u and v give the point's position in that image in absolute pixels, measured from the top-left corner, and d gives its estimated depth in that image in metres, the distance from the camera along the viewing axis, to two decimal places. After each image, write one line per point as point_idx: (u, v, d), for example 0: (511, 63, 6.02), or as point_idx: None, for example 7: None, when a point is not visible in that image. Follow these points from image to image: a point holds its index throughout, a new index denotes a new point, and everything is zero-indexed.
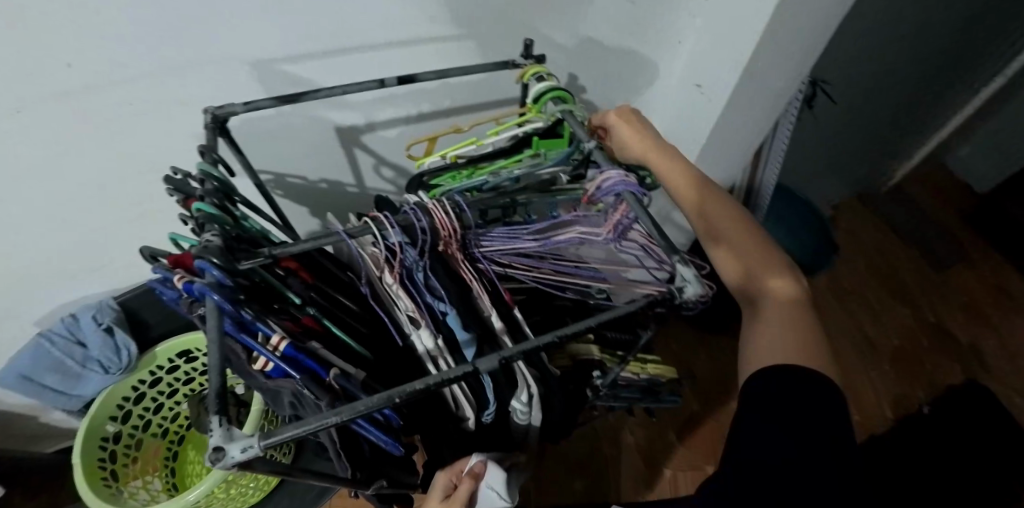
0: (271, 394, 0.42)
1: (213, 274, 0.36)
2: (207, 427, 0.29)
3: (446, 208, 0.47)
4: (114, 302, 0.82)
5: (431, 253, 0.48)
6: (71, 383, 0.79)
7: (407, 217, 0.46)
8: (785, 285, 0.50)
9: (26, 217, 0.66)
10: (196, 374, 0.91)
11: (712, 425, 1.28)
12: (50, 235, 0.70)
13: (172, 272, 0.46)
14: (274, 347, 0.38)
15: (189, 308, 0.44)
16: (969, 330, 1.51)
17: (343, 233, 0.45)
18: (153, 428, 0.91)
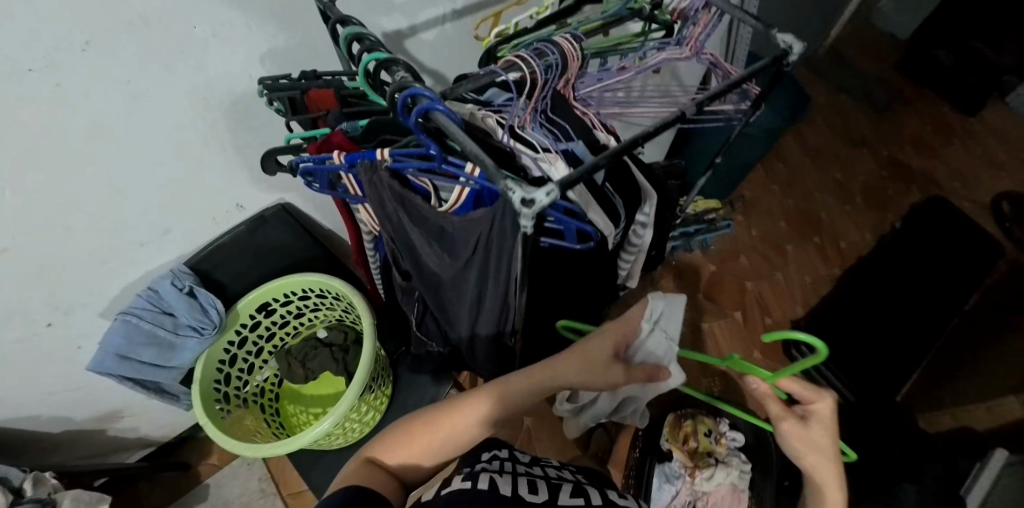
0: (468, 227, 0.51)
1: (428, 97, 0.43)
2: (505, 187, 0.36)
3: (569, 40, 0.56)
4: (187, 268, 0.81)
5: (552, 92, 0.59)
6: (167, 354, 0.79)
7: (542, 50, 0.54)
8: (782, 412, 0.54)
9: (97, 187, 0.65)
10: (275, 328, 0.93)
11: (729, 280, 1.43)
12: (119, 206, 0.69)
13: (331, 150, 0.52)
14: (470, 174, 0.48)
15: (369, 175, 0.50)
16: (919, 158, 1.72)
17: (502, 70, 0.53)
18: (251, 389, 0.93)
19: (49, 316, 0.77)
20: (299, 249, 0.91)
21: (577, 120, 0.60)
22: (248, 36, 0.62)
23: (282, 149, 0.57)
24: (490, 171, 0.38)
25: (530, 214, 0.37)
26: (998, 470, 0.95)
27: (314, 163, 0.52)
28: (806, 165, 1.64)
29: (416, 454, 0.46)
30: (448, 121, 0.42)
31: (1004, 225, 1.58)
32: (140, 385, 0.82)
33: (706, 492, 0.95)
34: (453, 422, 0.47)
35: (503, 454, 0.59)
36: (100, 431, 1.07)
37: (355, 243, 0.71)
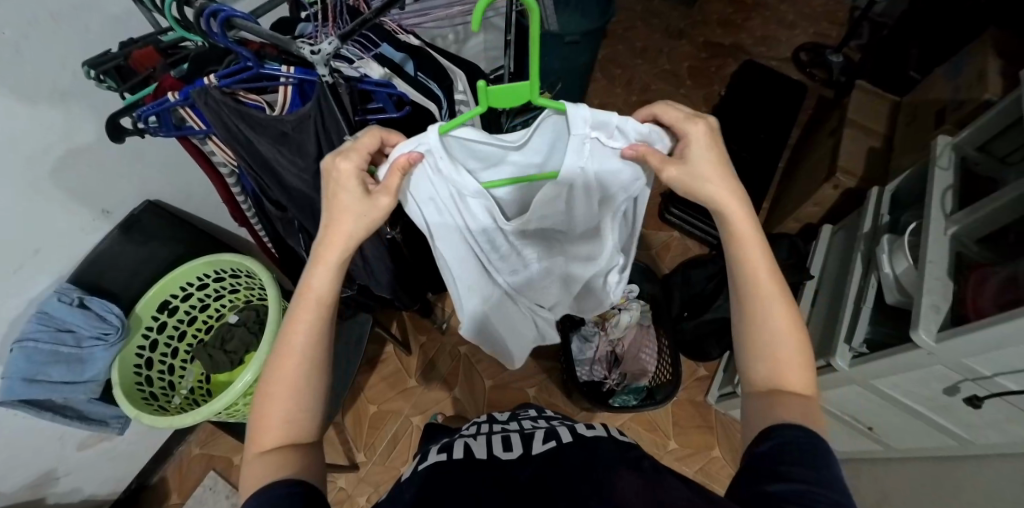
0: (301, 122, 0.60)
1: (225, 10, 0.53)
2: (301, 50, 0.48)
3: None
4: (69, 284, 0.81)
5: (343, 7, 0.68)
6: (79, 368, 0.80)
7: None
8: (793, 353, 0.46)
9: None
10: (185, 326, 0.96)
11: None
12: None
13: (169, 92, 0.59)
14: (286, 71, 0.57)
15: (207, 101, 0.57)
16: (728, 36, 2.00)
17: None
18: (181, 387, 0.95)
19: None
20: (185, 238, 0.95)
21: (379, 27, 0.71)
22: (56, 32, 0.65)
23: (123, 111, 0.62)
24: (282, 41, 0.50)
25: (320, 60, 0.50)
26: (826, 240, 1.19)
27: (151, 106, 0.59)
28: (638, 64, 1.90)
29: (283, 407, 0.44)
30: (248, 23, 0.53)
31: (806, 70, 1.88)
32: (61, 415, 0.81)
33: (619, 337, 1.13)
34: (291, 364, 0.44)
35: (482, 421, 0.73)
36: (39, 502, 1.00)
37: (229, 201, 0.76)
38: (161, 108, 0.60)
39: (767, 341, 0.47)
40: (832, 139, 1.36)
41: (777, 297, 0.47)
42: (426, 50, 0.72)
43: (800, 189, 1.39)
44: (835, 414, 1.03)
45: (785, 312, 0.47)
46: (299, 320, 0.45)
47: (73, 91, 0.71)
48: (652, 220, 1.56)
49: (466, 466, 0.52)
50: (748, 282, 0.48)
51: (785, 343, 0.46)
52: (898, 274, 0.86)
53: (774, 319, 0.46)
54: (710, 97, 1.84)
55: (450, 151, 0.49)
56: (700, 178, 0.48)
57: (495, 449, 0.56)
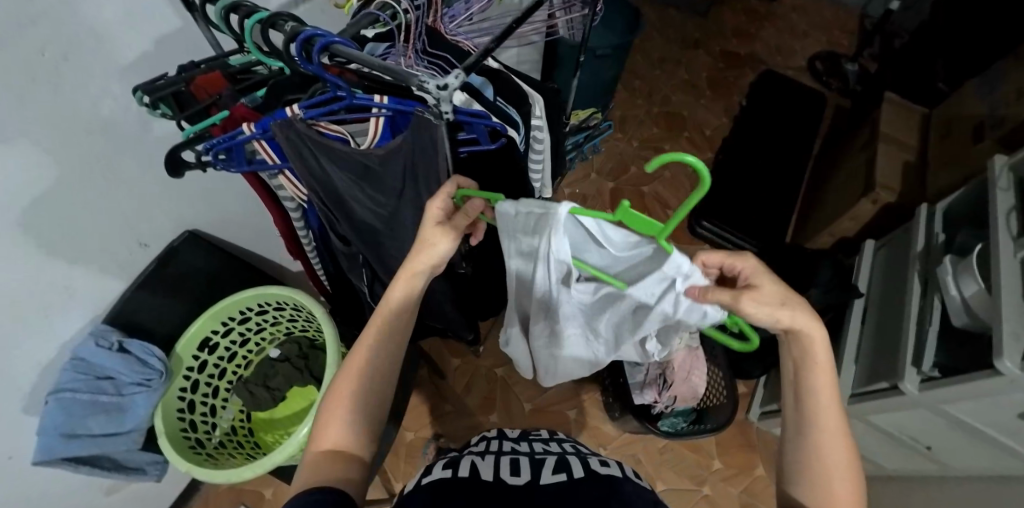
0: (393, 157, 0.55)
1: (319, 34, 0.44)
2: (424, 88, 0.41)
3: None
4: (107, 326, 0.75)
5: (425, 26, 0.64)
6: (119, 418, 0.73)
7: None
8: (847, 490, 0.41)
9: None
10: (224, 363, 0.89)
11: (632, 192, 1.61)
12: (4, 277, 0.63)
13: (242, 123, 0.52)
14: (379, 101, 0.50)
15: (294, 134, 0.52)
16: (743, 45, 2.00)
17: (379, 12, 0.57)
18: (223, 429, 0.88)
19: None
20: (225, 269, 0.90)
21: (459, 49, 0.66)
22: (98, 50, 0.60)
23: (184, 142, 0.55)
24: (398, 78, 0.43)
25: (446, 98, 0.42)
26: (869, 257, 1.18)
27: (223, 138, 0.52)
28: (657, 74, 1.89)
29: (345, 415, 0.46)
30: (346, 49, 0.45)
31: (823, 79, 1.89)
32: (99, 467, 0.74)
33: (669, 359, 1.09)
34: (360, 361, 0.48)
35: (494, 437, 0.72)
36: None
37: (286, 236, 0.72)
38: (235, 141, 0.53)
39: (817, 462, 0.42)
40: (865, 153, 1.36)
41: (837, 423, 0.42)
42: (505, 73, 0.68)
43: (834, 203, 1.39)
44: (890, 434, 1.02)
45: (843, 445, 0.42)
46: (380, 326, 0.49)
47: (115, 117, 0.65)
48: (682, 234, 1.55)
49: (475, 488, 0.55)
50: (811, 400, 0.43)
51: (839, 477, 0.41)
52: (965, 298, 0.85)
53: (831, 445, 0.42)
54: (730, 108, 1.83)
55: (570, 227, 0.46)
56: (785, 302, 0.42)
57: (504, 470, 0.59)
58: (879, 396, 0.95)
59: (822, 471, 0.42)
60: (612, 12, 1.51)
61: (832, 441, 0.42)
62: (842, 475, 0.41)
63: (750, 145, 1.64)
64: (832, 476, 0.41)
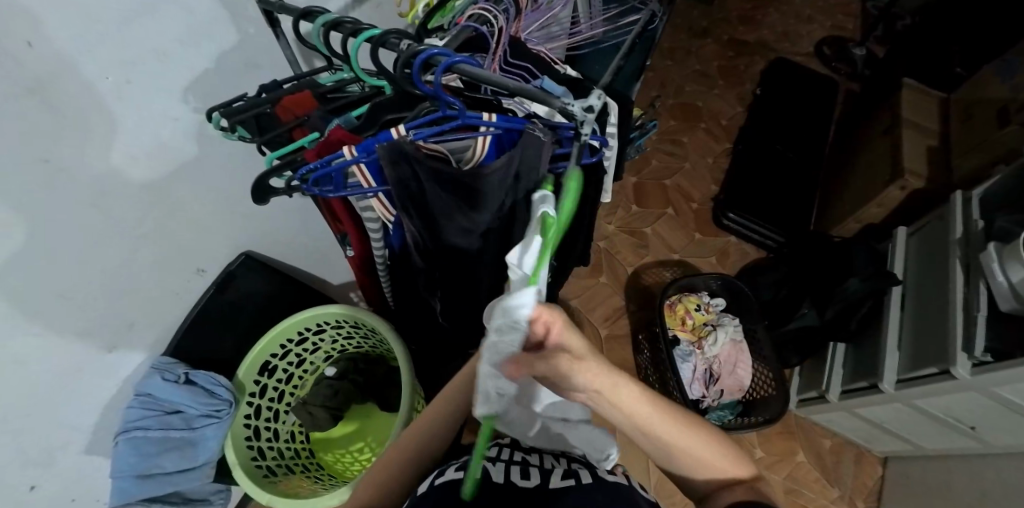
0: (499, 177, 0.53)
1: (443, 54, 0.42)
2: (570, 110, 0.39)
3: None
4: (171, 358, 0.72)
5: (509, 37, 0.61)
6: (190, 453, 0.70)
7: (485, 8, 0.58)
8: None
9: (26, 300, 0.56)
10: (283, 385, 0.87)
11: (655, 185, 1.61)
12: (59, 315, 0.60)
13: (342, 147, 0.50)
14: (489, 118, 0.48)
15: (400, 158, 0.49)
16: (751, 33, 2.01)
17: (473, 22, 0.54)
18: (287, 453, 0.86)
19: (15, 470, 0.62)
20: (278, 290, 0.87)
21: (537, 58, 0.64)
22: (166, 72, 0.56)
23: (273, 168, 0.53)
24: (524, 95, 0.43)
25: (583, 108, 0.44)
26: (903, 244, 1.20)
27: (321, 163, 0.50)
28: (670, 65, 1.88)
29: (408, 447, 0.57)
30: (470, 69, 0.43)
31: (832, 65, 1.91)
32: (163, 502, 0.70)
33: (715, 354, 1.12)
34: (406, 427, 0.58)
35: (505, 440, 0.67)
36: None
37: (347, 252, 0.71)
38: (332, 167, 0.51)
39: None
40: (888, 140, 1.38)
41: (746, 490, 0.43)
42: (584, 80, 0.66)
43: (858, 190, 1.41)
44: (934, 416, 1.04)
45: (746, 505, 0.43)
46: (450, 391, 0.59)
47: (174, 139, 0.62)
48: (707, 226, 1.56)
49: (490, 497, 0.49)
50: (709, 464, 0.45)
51: None
52: (1013, 282, 0.87)
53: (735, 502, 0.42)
54: (743, 96, 1.84)
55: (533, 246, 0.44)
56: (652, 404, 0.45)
57: (512, 475, 0.53)
58: (927, 380, 0.97)
59: None
60: None
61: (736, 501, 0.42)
62: None
63: (768, 134, 1.65)
64: None
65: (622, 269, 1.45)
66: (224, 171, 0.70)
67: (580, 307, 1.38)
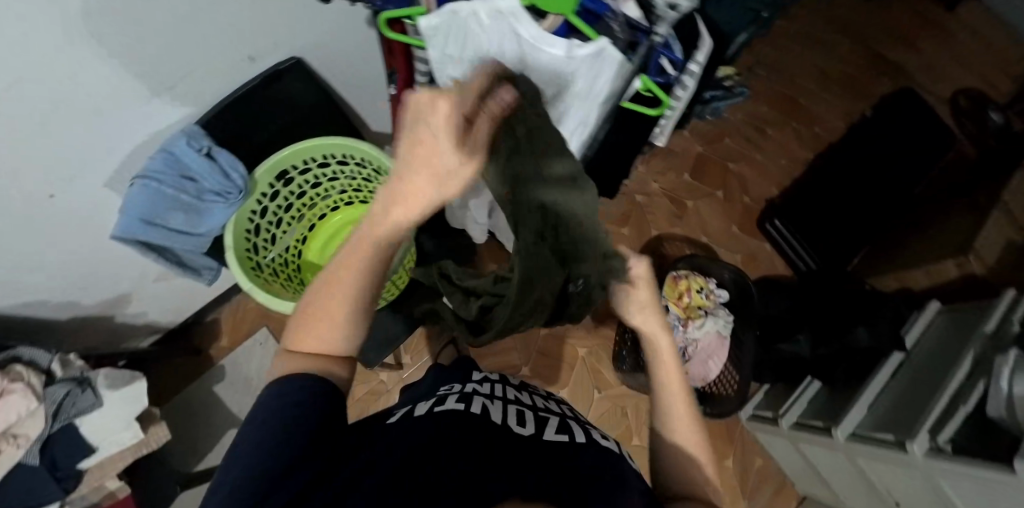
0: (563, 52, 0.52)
1: None
2: None
3: None
4: (198, 126, 0.74)
5: None
6: (194, 220, 0.76)
7: None
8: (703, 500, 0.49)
9: (103, 42, 0.56)
10: (294, 200, 0.90)
11: (718, 164, 1.52)
12: (129, 61, 0.61)
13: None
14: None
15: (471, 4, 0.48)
16: (896, 50, 1.78)
17: None
18: (280, 260, 0.91)
19: (48, 182, 0.68)
20: (316, 107, 0.87)
21: None
22: None
23: None
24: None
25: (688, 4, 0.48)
26: (928, 316, 1.15)
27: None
28: (792, 50, 1.70)
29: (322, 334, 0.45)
30: None
31: (959, 119, 1.72)
32: (163, 257, 0.78)
33: (696, 338, 1.15)
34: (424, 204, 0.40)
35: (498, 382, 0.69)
36: (108, 318, 0.98)
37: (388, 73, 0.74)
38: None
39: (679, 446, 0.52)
40: (972, 213, 1.27)
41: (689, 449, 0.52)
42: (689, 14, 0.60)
43: (914, 251, 1.32)
44: (867, 479, 1.05)
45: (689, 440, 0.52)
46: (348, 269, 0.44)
47: None
48: (748, 224, 1.50)
49: (474, 427, 0.51)
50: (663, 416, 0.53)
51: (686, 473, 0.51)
52: (1013, 392, 0.83)
53: (686, 438, 0.52)
54: (851, 111, 1.68)
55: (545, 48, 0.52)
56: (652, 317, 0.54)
57: (508, 419, 0.57)
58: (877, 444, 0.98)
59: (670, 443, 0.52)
60: None
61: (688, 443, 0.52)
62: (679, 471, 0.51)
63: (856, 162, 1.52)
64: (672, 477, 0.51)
65: (645, 231, 1.43)
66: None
67: None
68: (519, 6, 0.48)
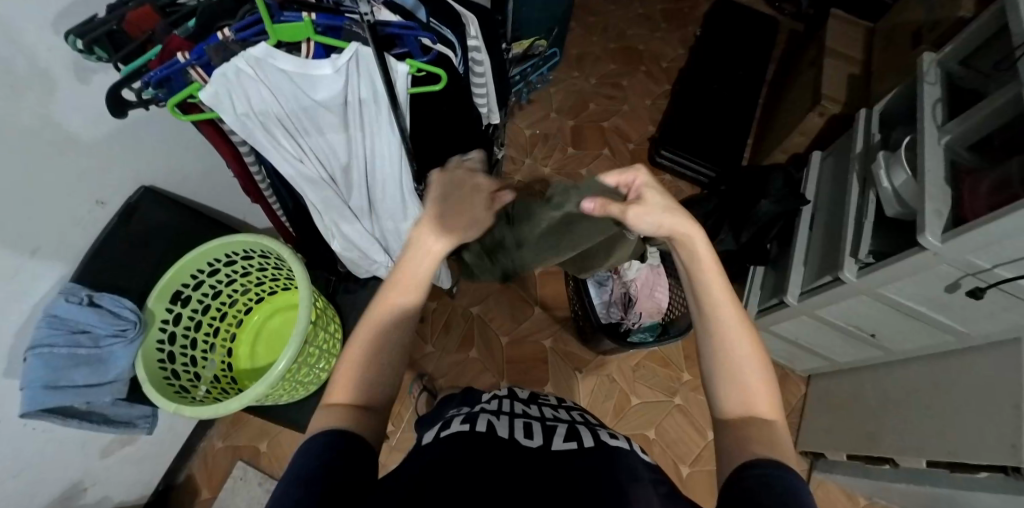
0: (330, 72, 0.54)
1: None
2: None
3: None
4: (72, 283, 0.77)
5: None
6: (101, 369, 0.76)
7: None
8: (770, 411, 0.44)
9: None
10: (200, 315, 0.91)
11: (593, 127, 1.62)
12: None
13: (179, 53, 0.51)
14: (309, 15, 0.50)
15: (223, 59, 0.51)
16: None
17: None
18: (207, 377, 0.92)
19: None
20: (187, 224, 0.90)
21: None
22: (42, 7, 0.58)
23: (120, 82, 0.55)
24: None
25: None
26: (817, 165, 1.23)
27: (156, 70, 0.50)
28: (612, 9, 1.87)
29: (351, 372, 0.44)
30: None
31: (775, 5, 1.92)
32: (87, 419, 0.78)
33: (632, 279, 1.15)
34: (415, 280, 0.48)
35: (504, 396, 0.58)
36: None
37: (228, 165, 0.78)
38: (169, 71, 0.51)
39: (740, 373, 0.46)
40: (813, 70, 1.40)
41: (753, 374, 0.46)
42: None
43: (785, 121, 1.43)
44: (839, 327, 1.08)
45: (756, 372, 0.46)
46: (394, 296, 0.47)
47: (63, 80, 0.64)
48: (643, 164, 1.59)
49: (486, 449, 0.41)
50: (718, 350, 0.47)
51: (749, 399, 0.45)
52: (896, 187, 0.89)
53: (743, 358, 0.46)
54: (685, 37, 1.84)
55: (316, 78, 0.55)
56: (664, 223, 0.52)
57: (513, 432, 0.45)
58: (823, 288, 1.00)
59: (725, 371, 0.46)
60: None
61: (747, 367, 0.46)
62: (743, 404, 0.45)
63: (706, 73, 1.66)
64: (731, 401, 0.45)
65: None
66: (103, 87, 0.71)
67: None
68: (266, 47, 0.50)
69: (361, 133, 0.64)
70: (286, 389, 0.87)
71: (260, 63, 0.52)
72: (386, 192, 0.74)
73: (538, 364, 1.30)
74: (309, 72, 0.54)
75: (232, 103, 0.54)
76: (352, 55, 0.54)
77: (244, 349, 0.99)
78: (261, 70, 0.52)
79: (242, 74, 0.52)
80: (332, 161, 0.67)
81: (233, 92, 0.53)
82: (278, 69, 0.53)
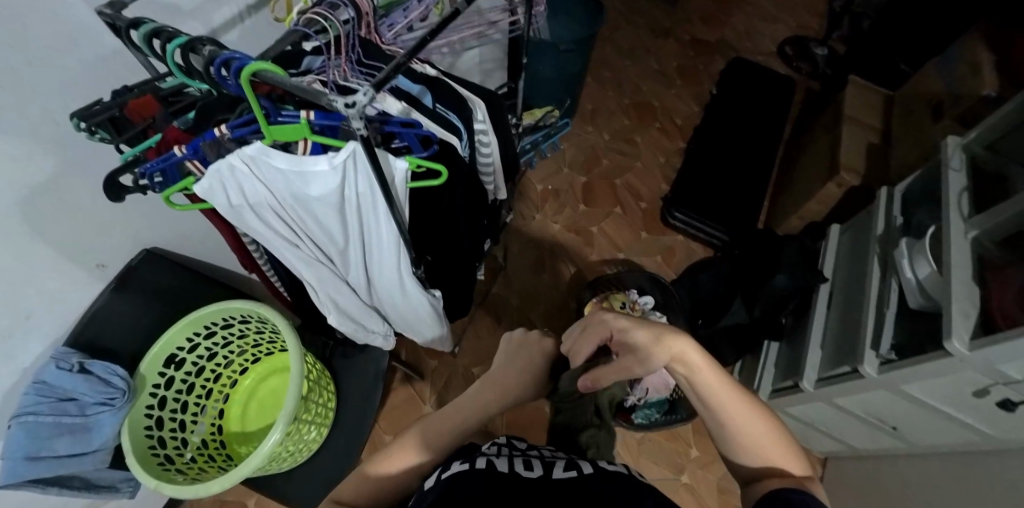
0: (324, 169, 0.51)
1: (237, 57, 0.44)
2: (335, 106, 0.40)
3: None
4: (65, 348, 0.76)
5: (358, 39, 0.63)
6: (84, 438, 0.74)
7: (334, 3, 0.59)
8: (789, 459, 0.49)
9: None
10: (194, 378, 0.90)
11: (606, 182, 1.62)
12: None
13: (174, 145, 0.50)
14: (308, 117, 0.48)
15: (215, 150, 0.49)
16: (713, 32, 2.01)
17: (301, 28, 0.57)
18: (195, 442, 0.89)
19: None
20: (187, 284, 0.89)
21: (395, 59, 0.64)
22: (53, 90, 0.59)
23: (120, 169, 0.54)
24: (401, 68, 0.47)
25: (356, 115, 0.42)
26: (835, 239, 1.18)
27: (154, 161, 0.49)
28: (627, 64, 1.89)
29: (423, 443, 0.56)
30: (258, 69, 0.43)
31: (791, 64, 1.91)
32: (66, 487, 0.76)
33: None
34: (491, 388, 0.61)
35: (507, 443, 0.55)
36: None
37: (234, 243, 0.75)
38: (166, 163, 0.50)
39: (755, 430, 0.49)
40: (830, 137, 1.38)
41: (766, 427, 0.50)
42: (443, 79, 0.66)
43: (801, 188, 1.40)
44: (859, 415, 1.02)
45: (767, 425, 0.50)
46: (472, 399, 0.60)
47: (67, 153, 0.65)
48: (655, 223, 1.57)
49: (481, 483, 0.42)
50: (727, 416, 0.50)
51: (769, 453, 0.49)
52: (920, 279, 0.84)
53: (754, 418, 0.50)
54: (700, 94, 1.84)
55: (311, 178, 0.52)
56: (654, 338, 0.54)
57: (513, 465, 0.46)
58: (841, 379, 0.94)
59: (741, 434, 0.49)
60: (574, 20, 1.53)
61: (757, 422, 0.50)
62: (766, 459, 0.49)
63: (720, 133, 1.65)
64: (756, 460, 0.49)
65: (564, 267, 1.46)
66: (109, 158, 0.71)
67: (521, 307, 1.39)
68: (261, 146, 0.48)
69: (360, 225, 0.61)
70: (273, 463, 0.84)
71: (254, 160, 0.50)
72: (384, 275, 0.71)
73: (539, 431, 1.25)
74: (304, 173, 0.51)
75: (225, 195, 0.52)
76: (350, 155, 0.51)
77: (236, 411, 0.97)
78: (256, 167, 0.50)
79: (236, 170, 0.51)
80: (328, 246, 0.65)
81: (229, 186, 0.52)
82: (272, 166, 0.50)
